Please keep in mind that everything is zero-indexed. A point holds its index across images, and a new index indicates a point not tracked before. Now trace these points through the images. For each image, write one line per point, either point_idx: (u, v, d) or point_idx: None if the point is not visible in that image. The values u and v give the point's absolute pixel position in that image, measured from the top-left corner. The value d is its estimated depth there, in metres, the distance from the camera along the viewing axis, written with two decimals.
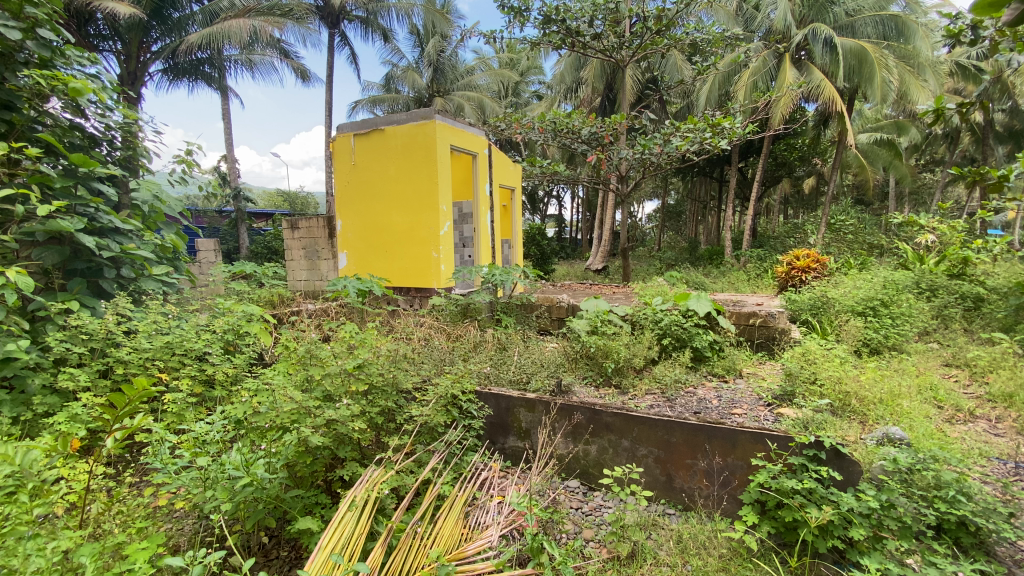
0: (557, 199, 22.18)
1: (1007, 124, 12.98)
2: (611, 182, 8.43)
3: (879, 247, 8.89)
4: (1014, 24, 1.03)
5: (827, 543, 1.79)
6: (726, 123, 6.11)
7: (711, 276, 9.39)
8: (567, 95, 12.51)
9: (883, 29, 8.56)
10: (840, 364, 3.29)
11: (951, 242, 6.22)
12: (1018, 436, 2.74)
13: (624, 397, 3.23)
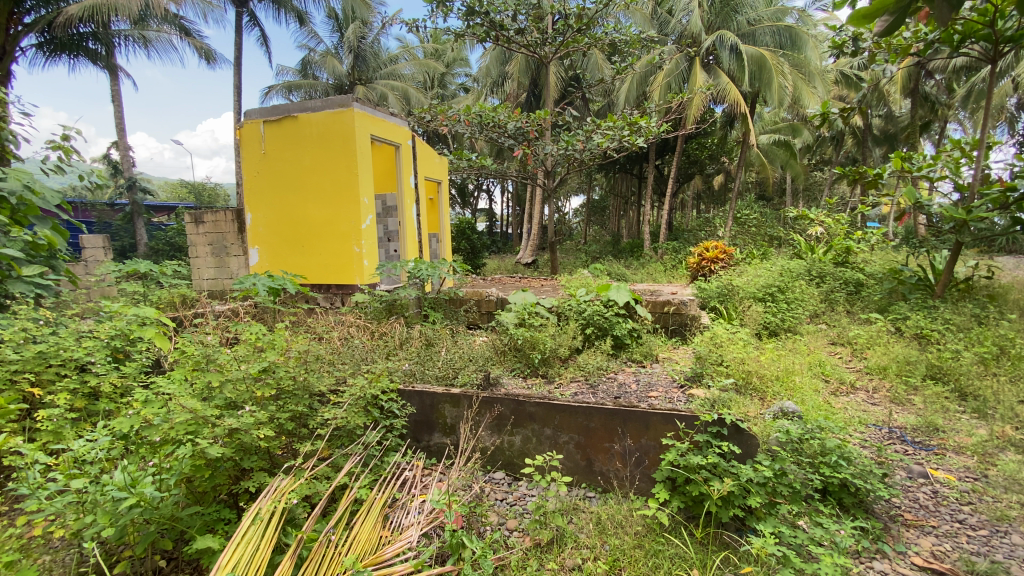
0: (485, 193, 22.16)
1: (883, 128, 14.61)
2: (539, 177, 8.53)
3: (778, 238, 9.74)
4: (887, 34, 1.25)
5: (729, 513, 1.92)
6: (642, 123, 6.40)
7: (632, 267, 9.82)
8: (493, 89, 12.49)
9: (779, 38, 9.28)
10: (743, 346, 3.57)
11: (836, 233, 6.93)
12: (890, 404, 3.11)
13: (551, 385, 3.30)
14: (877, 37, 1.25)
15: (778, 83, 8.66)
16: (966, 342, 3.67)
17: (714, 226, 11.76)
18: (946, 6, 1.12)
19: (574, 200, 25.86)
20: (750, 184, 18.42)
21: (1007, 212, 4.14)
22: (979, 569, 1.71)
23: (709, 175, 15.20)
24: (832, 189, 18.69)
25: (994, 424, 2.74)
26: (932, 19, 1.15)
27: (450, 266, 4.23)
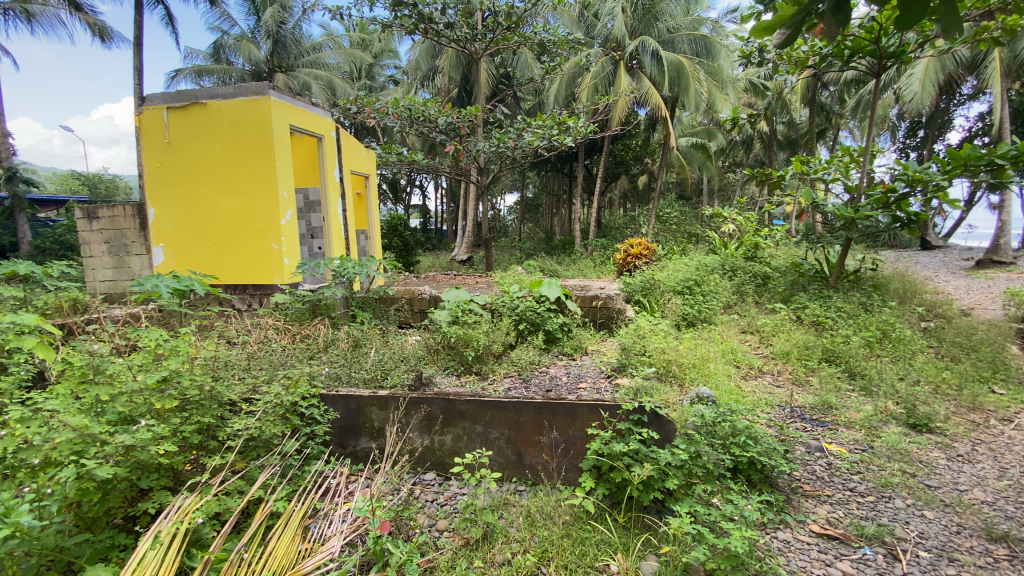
0: (417, 189, 21.75)
1: (786, 134, 15.93)
2: (471, 174, 8.49)
3: (696, 235, 10.36)
4: (784, 45, 1.36)
5: (650, 496, 2.01)
6: (571, 122, 6.54)
7: (564, 263, 10.03)
8: (423, 83, 12.26)
9: (695, 47, 9.86)
10: (664, 336, 3.76)
11: (746, 230, 7.48)
12: (791, 386, 3.41)
13: (484, 382, 3.30)
14: (776, 48, 1.35)
15: (694, 89, 9.20)
16: (855, 328, 4.10)
17: (639, 224, 12.31)
18: (833, 21, 1.23)
19: (507, 196, 26.01)
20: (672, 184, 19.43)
21: (888, 211, 4.66)
22: (866, 532, 1.92)
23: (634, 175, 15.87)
24: (743, 190, 20.16)
25: (878, 399, 3.09)
26: (824, 34, 1.26)
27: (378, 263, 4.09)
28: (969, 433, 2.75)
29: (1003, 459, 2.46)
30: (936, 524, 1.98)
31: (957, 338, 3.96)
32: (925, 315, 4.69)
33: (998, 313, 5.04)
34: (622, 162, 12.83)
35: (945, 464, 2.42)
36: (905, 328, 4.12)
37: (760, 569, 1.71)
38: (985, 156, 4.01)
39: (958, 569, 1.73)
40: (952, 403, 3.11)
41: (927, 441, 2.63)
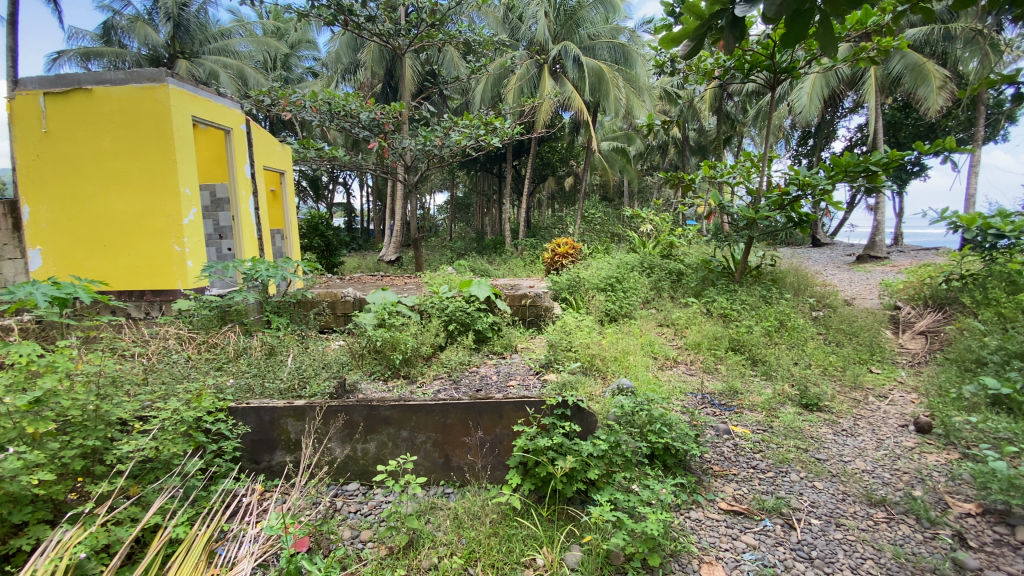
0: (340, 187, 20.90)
1: (697, 140, 17.07)
2: (398, 172, 8.29)
3: (618, 235, 10.81)
4: (688, 56, 1.45)
5: (573, 488, 2.05)
6: (497, 123, 6.59)
7: (494, 263, 10.09)
8: (344, 77, 11.81)
9: (614, 54, 10.23)
10: (588, 332, 3.89)
11: (662, 229, 7.93)
12: (702, 373, 3.67)
13: (413, 386, 3.23)
14: (682, 59, 1.46)
15: (613, 94, 9.59)
16: (757, 319, 4.47)
17: (565, 224, 12.65)
18: (730, 36, 1.33)
19: (436, 195, 25.66)
20: (596, 185, 20.12)
21: (784, 212, 5.12)
22: (766, 505, 2.09)
23: (560, 175, 16.25)
24: (660, 193, 21.35)
25: (777, 383, 3.40)
26: (721, 46, 1.37)
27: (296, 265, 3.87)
28: (851, 409, 3.10)
29: (879, 432, 2.79)
30: (825, 493, 2.19)
31: (841, 325, 4.44)
32: (816, 305, 5.21)
33: (873, 302, 5.71)
34: (548, 162, 13.23)
35: (832, 438, 2.71)
36: (798, 317, 4.56)
37: (674, 549, 1.81)
38: (861, 164, 4.53)
39: (844, 532, 1.93)
40: (837, 383, 3.49)
41: (818, 419, 2.94)
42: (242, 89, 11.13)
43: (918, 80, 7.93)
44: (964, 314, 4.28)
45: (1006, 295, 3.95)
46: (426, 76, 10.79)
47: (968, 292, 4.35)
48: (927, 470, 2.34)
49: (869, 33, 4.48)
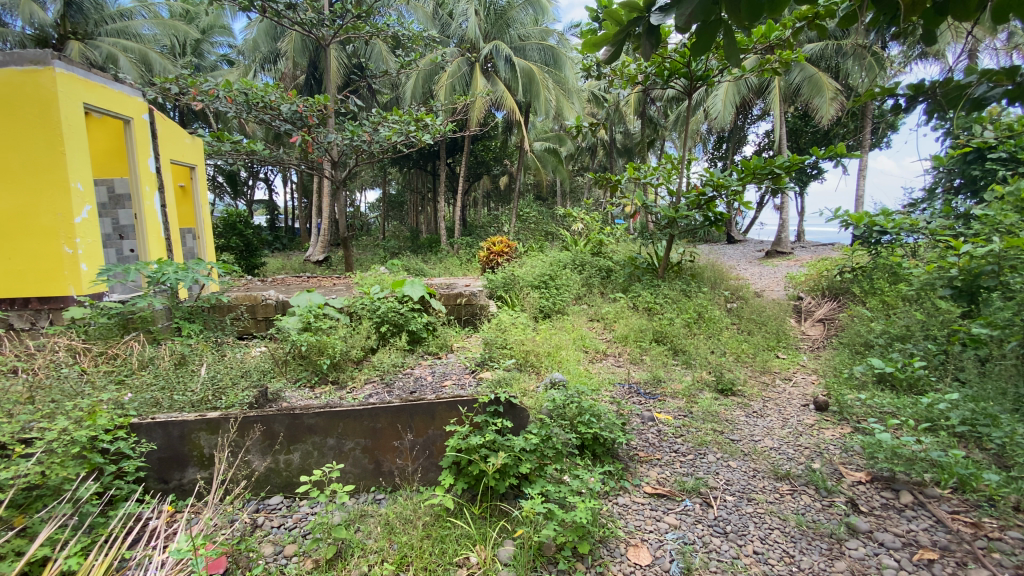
0: (261, 183, 19.70)
1: (624, 142, 17.78)
2: (324, 168, 7.94)
3: (551, 233, 11.01)
4: (610, 60, 1.50)
5: (506, 483, 2.05)
6: (428, 119, 6.47)
7: (429, 262, 9.95)
8: (262, 66, 11.03)
9: (544, 56, 10.39)
10: (522, 329, 3.93)
11: (592, 228, 8.18)
12: (630, 364, 3.83)
13: (343, 391, 3.10)
14: (604, 62, 1.50)
15: (544, 96, 9.75)
16: (678, 312, 4.72)
17: (500, 224, 12.73)
18: (648, 43, 1.39)
19: (365, 192, 24.83)
20: (529, 183, 20.35)
21: (701, 211, 5.46)
22: (687, 486, 2.22)
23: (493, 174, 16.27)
24: (591, 193, 22.02)
25: (696, 370, 3.61)
26: (639, 53, 1.43)
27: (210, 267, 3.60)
28: (761, 392, 3.36)
29: (785, 412, 3.05)
30: (738, 471, 2.37)
31: (752, 315, 4.81)
32: (730, 297, 5.60)
33: (780, 294, 6.23)
34: (483, 161, 13.24)
35: (744, 419, 2.93)
36: (715, 309, 4.88)
37: (603, 535, 1.88)
38: (769, 167, 4.91)
39: (754, 506, 2.09)
40: (749, 369, 3.77)
41: (732, 402, 3.16)
42: (146, 76, 10.18)
43: (814, 90, 8.72)
44: (855, 302, 4.77)
45: (889, 284, 4.45)
46: (352, 69, 10.39)
47: (858, 283, 4.85)
48: (825, 444, 2.58)
49: (774, 46, 4.86)
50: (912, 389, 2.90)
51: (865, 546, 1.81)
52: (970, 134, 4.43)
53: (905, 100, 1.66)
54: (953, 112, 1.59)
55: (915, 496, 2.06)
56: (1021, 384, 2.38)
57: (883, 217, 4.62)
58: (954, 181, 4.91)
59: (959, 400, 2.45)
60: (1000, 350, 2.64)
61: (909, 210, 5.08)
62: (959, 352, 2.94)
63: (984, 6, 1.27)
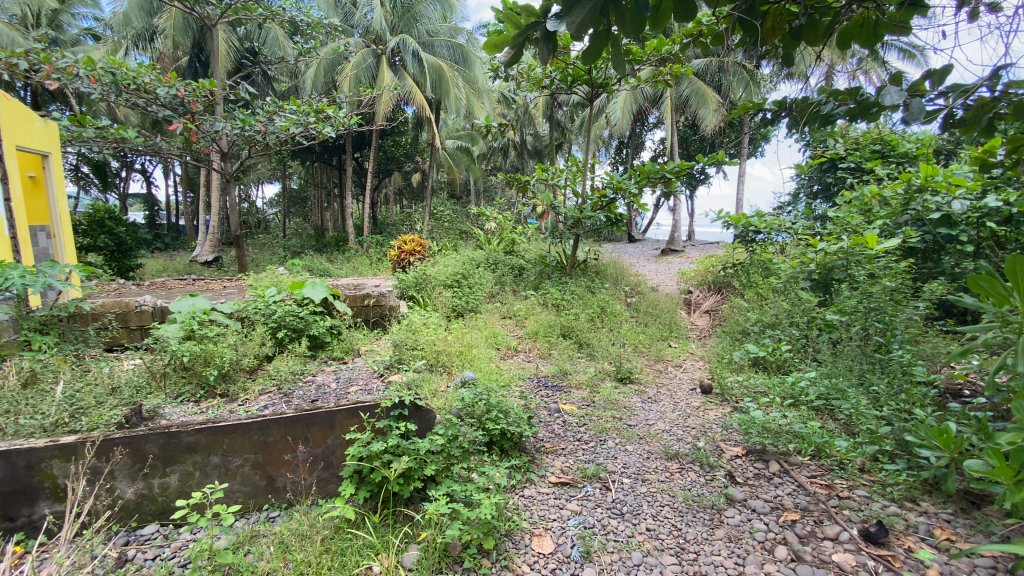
0: (136, 173, 17.51)
1: (534, 144, 18.22)
2: (212, 159, 7.24)
3: (464, 232, 10.95)
4: (510, 62, 1.50)
5: (410, 488, 1.97)
6: (329, 111, 6.12)
7: (335, 261, 9.47)
8: (135, 44, 9.83)
9: (453, 54, 10.25)
10: (433, 329, 3.87)
11: (503, 226, 8.27)
12: (539, 359, 3.92)
13: (233, 405, 2.83)
14: (505, 65, 1.51)
15: (454, 94, 9.70)
16: (583, 307, 4.92)
17: (413, 222, 12.49)
18: (546, 48, 1.42)
19: (261, 186, 22.98)
20: (441, 180, 20.10)
21: (604, 212, 5.76)
22: (588, 473, 2.32)
23: (403, 171, 15.87)
24: (503, 193, 22.31)
25: (599, 361, 3.80)
26: (537, 60, 1.45)
27: (68, 269, 3.12)
28: (655, 379, 3.61)
29: (676, 396, 3.30)
30: (635, 454, 2.52)
31: (650, 309, 5.16)
32: (631, 292, 5.96)
33: (673, 288, 6.74)
34: (393, 157, 12.88)
35: (640, 405, 3.13)
36: (617, 304, 5.16)
37: (508, 528, 1.90)
38: (661, 171, 5.26)
39: (648, 485, 2.23)
40: (646, 358, 4.04)
41: (632, 390, 3.36)
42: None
43: (701, 102, 9.55)
44: (734, 294, 5.29)
45: (762, 277, 4.97)
46: (244, 53, 9.49)
47: (738, 277, 5.38)
48: (708, 424, 2.83)
49: (666, 59, 5.22)
50: (780, 369, 3.28)
51: (740, 514, 2.00)
52: (826, 147, 5.09)
53: (771, 114, 1.87)
54: (808, 127, 1.83)
55: (781, 465, 2.31)
56: (864, 361, 2.75)
57: (757, 218, 5.19)
58: (813, 188, 5.61)
59: (817, 377, 2.80)
60: (847, 332, 3.01)
61: (778, 212, 5.73)
62: (817, 336, 3.36)
63: (831, 32, 1.47)
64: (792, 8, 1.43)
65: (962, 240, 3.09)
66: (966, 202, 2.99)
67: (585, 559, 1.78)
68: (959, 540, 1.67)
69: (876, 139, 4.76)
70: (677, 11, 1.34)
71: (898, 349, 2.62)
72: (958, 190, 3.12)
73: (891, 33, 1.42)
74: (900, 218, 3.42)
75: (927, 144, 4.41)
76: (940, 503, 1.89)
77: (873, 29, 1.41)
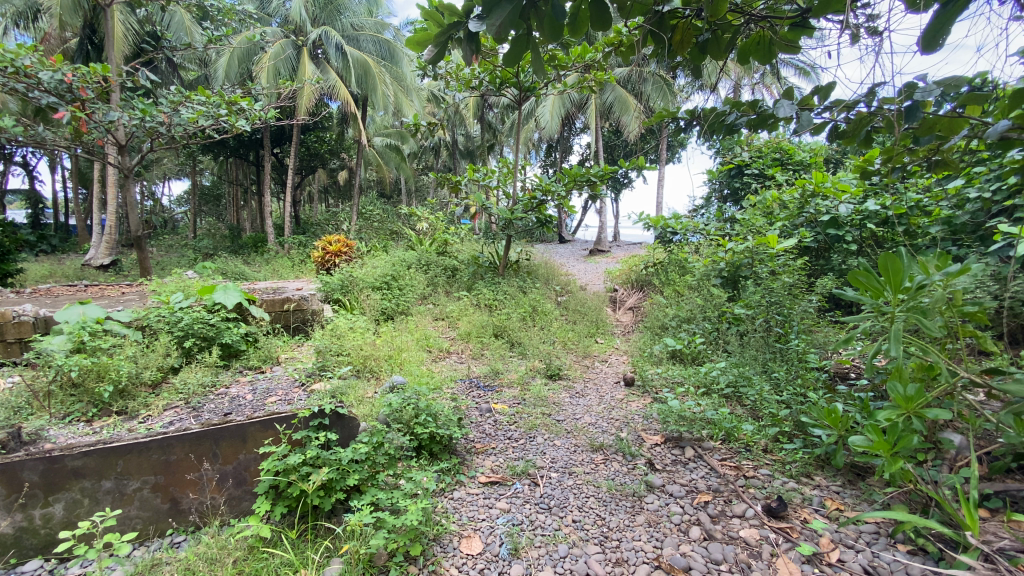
0: (17, 166, 15.47)
1: (464, 144, 18.18)
2: (107, 152, 6.54)
3: (394, 232, 10.66)
4: (433, 61, 1.48)
5: (331, 500, 1.88)
6: (243, 103, 5.73)
7: (253, 264, 8.89)
8: (13, 21, 8.70)
9: (379, 49, 9.98)
10: (361, 333, 3.74)
11: (435, 227, 8.16)
12: (472, 360, 3.91)
13: (132, 422, 2.56)
14: (428, 62, 1.48)
15: (381, 90, 9.45)
16: (515, 307, 4.97)
17: (338, 222, 11.99)
18: (469, 48, 1.41)
19: (169, 182, 21.13)
20: (369, 179, 19.51)
21: (534, 213, 5.85)
22: (517, 471, 2.35)
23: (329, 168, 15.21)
24: (434, 193, 22.06)
25: (531, 359, 3.86)
26: (462, 60, 1.44)
27: None
28: (582, 374, 3.72)
29: (602, 390, 3.42)
30: (563, 448, 2.58)
31: (579, 307, 5.31)
32: (561, 291, 6.10)
33: (600, 287, 6.99)
34: (316, 153, 12.29)
35: (568, 400, 3.22)
36: (547, 303, 5.26)
37: (436, 532, 1.88)
38: (587, 175, 5.42)
39: (574, 478, 2.29)
40: (574, 354, 4.15)
41: (561, 386, 3.44)
42: None
43: (623, 108, 9.99)
44: (655, 291, 5.58)
45: (679, 274, 5.28)
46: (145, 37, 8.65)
47: (658, 275, 5.67)
48: (631, 415, 2.95)
49: (590, 67, 5.41)
50: (694, 361, 3.50)
51: (659, 499, 2.11)
52: (734, 154, 5.51)
53: (684, 122, 1.99)
54: (716, 136, 1.97)
55: (695, 450, 2.46)
56: (767, 351, 3.00)
57: (673, 220, 5.51)
58: (724, 192, 6.04)
59: (727, 367, 3.02)
60: (752, 325, 3.27)
61: (694, 214, 6.11)
62: (727, 329, 3.61)
63: (732, 47, 1.58)
64: (697, 23, 1.53)
65: (847, 239, 3.45)
66: (850, 206, 3.36)
67: (514, 556, 1.80)
68: (846, 509, 1.87)
69: (776, 149, 5.22)
70: (593, 19, 1.39)
71: (795, 339, 2.89)
72: (844, 196, 3.50)
73: (784, 51, 1.56)
74: (797, 220, 3.77)
75: (819, 153, 4.90)
76: (831, 477, 2.10)
77: (768, 47, 1.54)
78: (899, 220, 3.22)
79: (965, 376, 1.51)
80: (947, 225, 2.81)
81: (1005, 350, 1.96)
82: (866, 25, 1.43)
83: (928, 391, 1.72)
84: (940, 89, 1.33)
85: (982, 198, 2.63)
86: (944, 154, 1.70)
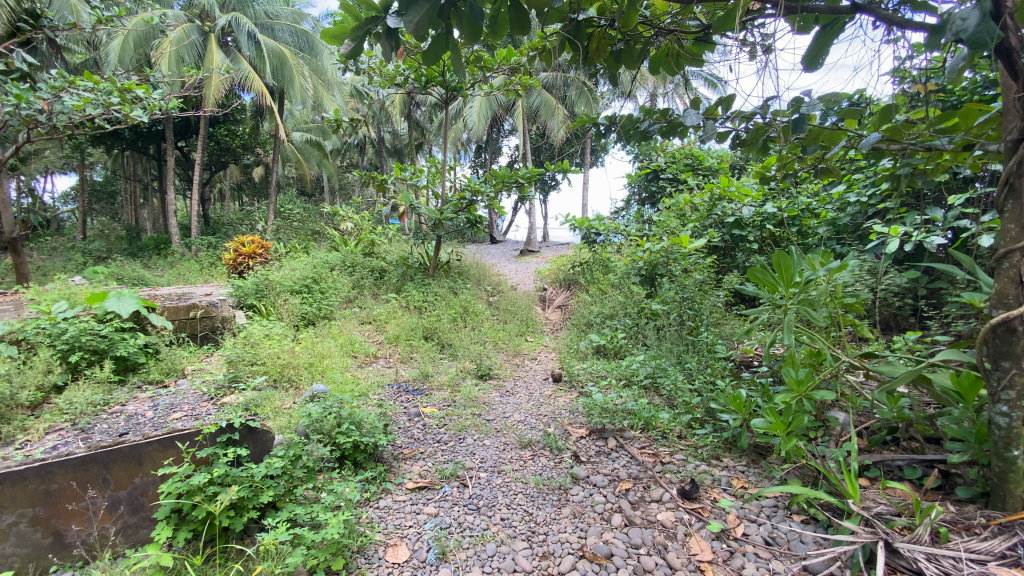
0: None
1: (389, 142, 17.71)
2: None
3: (317, 233, 10.17)
4: (351, 54, 1.43)
5: (243, 519, 1.75)
6: (140, 91, 5.20)
7: (154, 268, 8.10)
8: None
9: (297, 40, 9.45)
10: (278, 341, 3.53)
11: (360, 227, 7.89)
12: (400, 364, 3.82)
13: (4, 450, 2.24)
14: (346, 56, 1.42)
15: (299, 83, 8.97)
16: (445, 308, 4.93)
17: (253, 222, 11.23)
18: (388, 44, 1.37)
19: (51, 175, 18.73)
20: (287, 176, 18.47)
21: (464, 213, 5.82)
22: (446, 473, 2.33)
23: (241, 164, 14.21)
24: (359, 192, 21.33)
25: (461, 360, 3.84)
26: (382, 55, 1.39)
27: None
28: (512, 373, 3.76)
29: (531, 387, 3.47)
30: (492, 448, 2.59)
31: (510, 307, 5.36)
32: (492, 292, 6.13)
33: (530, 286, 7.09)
34: (227, 148, 11.38)
35: (498, 399, 3.24)
36: (478, 303, 5.26)
37: (359, 544, 1.82)
38: (515, 176, 5.48)
39: (503, 477, 2.31)
40: (505, 353, 4.18)
41: (491, 386, 3.45)
42: None
43: (548, 112, 10.21)
44: (582, 289, 5.76)
45: (603, 273, 5.49)
46: None
47: (584, 274, 5.86)
48: (558, 410, 3.02)
49: (516, 70, 5.47)
50: (617, 355, 3.65)
51: (583, 490, 2.18)
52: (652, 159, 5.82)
53: (603, 127, 2.06)
54: (632, 141, 2.06)
55: (618, 440, 2.56)
56: (681, 344, 3.19)
57: (597, 221, 5.73)
58: (643, 194, 6.34)
59: (646, 360, 3.18)
60: (667, 320, 3.47)
61: (615, 215, 6.38)
62: (646, 323, 3.80)
63: (644, 57, 1.66)
64: (611, 33, 1.58)
65: (750, 239, 3.77)
66: (752, 208, 3.66)
67: (441, 560, 1.78)
68: (749, 487, 2.03)
69: (688, 155, 5.58)
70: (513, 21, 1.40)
71: (705, 331, 3.10)
72: (746, 199, 3.79)
73: (690, 63, 1.66)
74: (706, 221, 4.04)
75: (725, 159, 5.30)
76: (737, 457, 2.27)
77: (676, 58, 1.64)
78: (793, 222, 3.56)
79: (846, 360, 1.70)
80: (832, 226, 3.14)
81: (879, 337, 2.23)
82: (761, 43, 1.57)
83: (817, 375, 1.91)
84: (823, 104, 1.48)
85: (860, 202, 2.97)
86: (827, 163, 1.89)
